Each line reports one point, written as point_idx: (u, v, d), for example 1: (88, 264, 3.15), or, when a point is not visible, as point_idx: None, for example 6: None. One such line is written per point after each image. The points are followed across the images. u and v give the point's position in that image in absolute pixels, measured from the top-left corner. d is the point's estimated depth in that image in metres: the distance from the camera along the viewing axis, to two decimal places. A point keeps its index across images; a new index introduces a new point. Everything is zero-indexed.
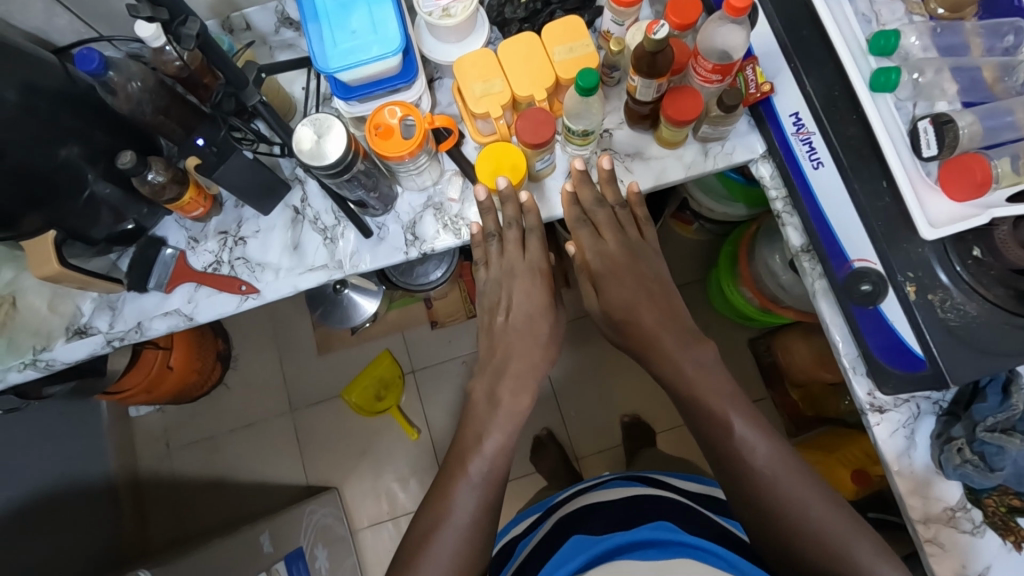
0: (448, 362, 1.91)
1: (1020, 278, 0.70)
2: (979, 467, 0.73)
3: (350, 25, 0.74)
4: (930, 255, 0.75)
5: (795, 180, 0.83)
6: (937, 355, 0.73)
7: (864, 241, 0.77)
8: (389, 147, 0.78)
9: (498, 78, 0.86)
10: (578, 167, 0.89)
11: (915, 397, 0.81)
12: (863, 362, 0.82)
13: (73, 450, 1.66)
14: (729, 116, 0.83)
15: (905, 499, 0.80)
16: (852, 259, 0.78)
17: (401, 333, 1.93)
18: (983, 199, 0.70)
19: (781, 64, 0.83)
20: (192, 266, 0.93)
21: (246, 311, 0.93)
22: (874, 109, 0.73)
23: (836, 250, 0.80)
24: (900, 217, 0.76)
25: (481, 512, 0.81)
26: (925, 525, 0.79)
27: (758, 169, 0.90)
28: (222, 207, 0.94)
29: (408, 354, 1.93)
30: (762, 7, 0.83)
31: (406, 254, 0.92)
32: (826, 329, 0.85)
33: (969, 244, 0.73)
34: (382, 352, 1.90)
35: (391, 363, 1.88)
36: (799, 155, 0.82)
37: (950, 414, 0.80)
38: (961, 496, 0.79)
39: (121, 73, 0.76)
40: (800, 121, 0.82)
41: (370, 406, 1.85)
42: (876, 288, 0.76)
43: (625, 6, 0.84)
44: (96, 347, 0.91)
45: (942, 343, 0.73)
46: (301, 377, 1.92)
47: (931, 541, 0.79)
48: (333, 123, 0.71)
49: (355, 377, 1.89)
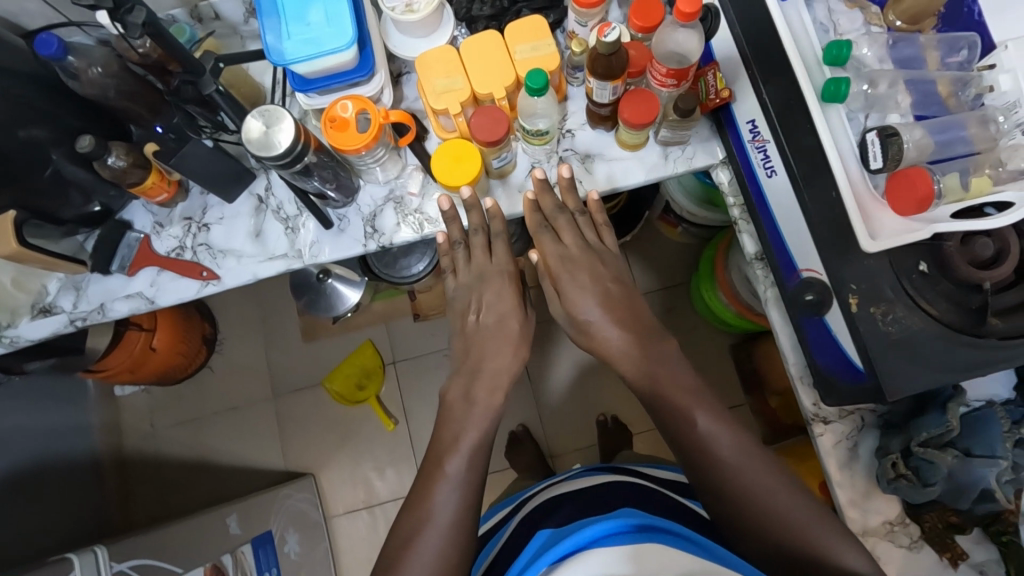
0: (431, 355, 1.93)
1: (964, 294, 0.72)
2: (913, 483, 0.73)
3: (306, 18, 0.75)
4: (878, 268, 0.74)
5: (751, 187, 0.85)
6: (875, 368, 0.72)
7: (810, 251, 0.77)
8: (345, 141, 0.79)
9: (459, 74, 0.86)
10: (538, 177, 0.89)
11: (859, 409, 0.81)
12: (809, 372, 0.82)
13: (58, 424, 1.71)
14: (687, 121, 0.84)
15: (844, 511, 0.80)
16: (801, 268, 0.79)
17: (384, 325, 1.95)
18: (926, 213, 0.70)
19: (740, 69, 0.82)
20: (156, 250, 0.94)
21: (207, 297, 0.95)
22: (823, 120, 0.73)
23: (786, 259, 0.81)
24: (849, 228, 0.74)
25: (462, 507, 0.81)
26: (864, 538, 0.79)
27: (718, 175, 0.91)
28: (188, 193, 0.96)
29: (391, 345, 1.94)
30: (723, 13, 0.83)
31: (365, 246, 0.93)
32: (776, 337, 0.86)
33: (917, 257, 0.74)
34: (365, 342, 1.92)
35: (373, 354, 1.92)
36: (755, 163, 0.82)
37: (892, 428, 0.79)
38: (901, 510, 0.79)
39: (83, 58, 0.77)
40: (755, 128, 0.81)
41: (351, 394, 1.88)
42: (820, 298, 0.76)
43: (587, 7, 0.85)
44: (60, 326, 0.94)
45: (880, 356, 0.72)
46: (285, 363, 1.94)
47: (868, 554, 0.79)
48: (282, 114, 0.72)
49: (338, 367, 1.92)
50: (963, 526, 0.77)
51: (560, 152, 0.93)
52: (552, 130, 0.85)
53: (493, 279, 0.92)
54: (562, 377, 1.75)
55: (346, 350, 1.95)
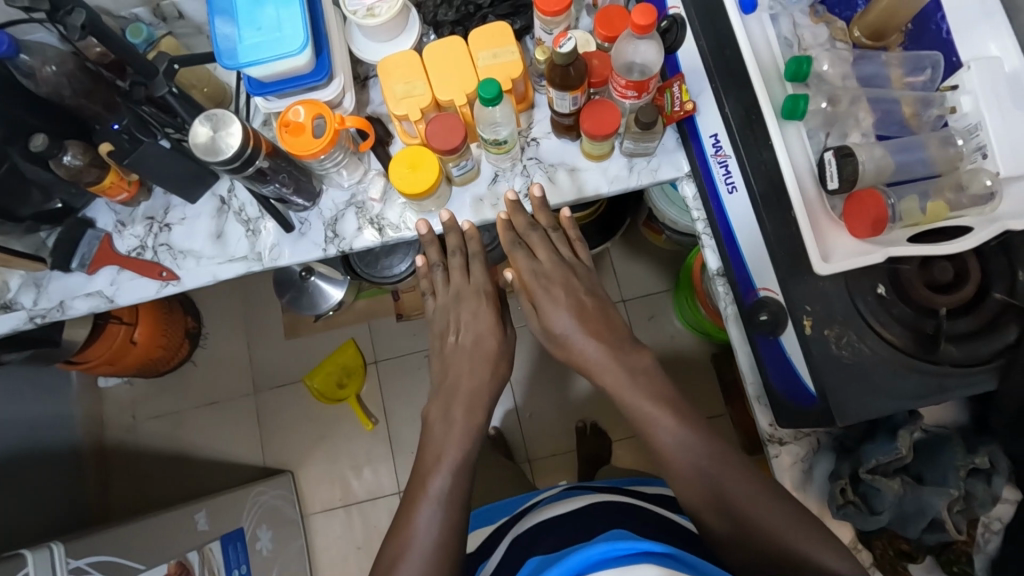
0: (413, 355, 1.92)
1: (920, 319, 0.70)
2: (860, 509, 0.72)
3: (259, 20, 0.74)
4: (834, 290, 0.72)
5: (712, 203, 0.83)
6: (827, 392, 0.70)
7: (768, 269, 0.76)
8: (300, 146, 0.78)
9: (421, 80, 0.86)
10: (510, 198, 0.88)
11: (815, 431, 0.80)
12: (765, 393, 0.81)
13: (38, 414, 1.71)
14: (649, 133, 0.82)
15: None
16: (758, 287, 0.78)
17: (367, 324, 1.94)
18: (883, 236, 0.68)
19: (704, 83, 0.81)
20: (117, 249, 0.94)
21: (166, 297, 0.94)
22: (782, 137, 0.71)
23: (744, 276, 0.80)
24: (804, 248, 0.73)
25: (446, 527, 0.75)
26: None
27: (683, 188, 0.90)
28: (151, 193, 0.95)
29: (373, 344, 1.94)
30: (687, 24, 0.81)
31: (325, 251, 0.92)
32: (734, 356, 0.84)
33: (875, 279, 0.72)
34: (347, 341, 1.92)
35: (354, 352, 1.91)
36: (717, 178, 0.81)
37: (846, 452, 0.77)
38: (852, 536, 0.77)
39: (36, 56, 0.76)
40: (718, 143, 0.80)
41: (331, 393, 1.88)
42: (774, 318, 0.75)
43: (551, 15, 0.84)
44: (20, 322, 0.94)
45: (832, 381, 0.70)
46: (267, 359, 1.94)
47: None
48: (230, 118, 0.71)
49: (319, 364, 1.91)
50: (914, 555, 0.74)
51: (524, 160, 0.92)
52: (510, 140, 0.83)
53: (470, 299, 0.91)
54: (542, 383, 1.75)
55: (329, 347, 1.95)
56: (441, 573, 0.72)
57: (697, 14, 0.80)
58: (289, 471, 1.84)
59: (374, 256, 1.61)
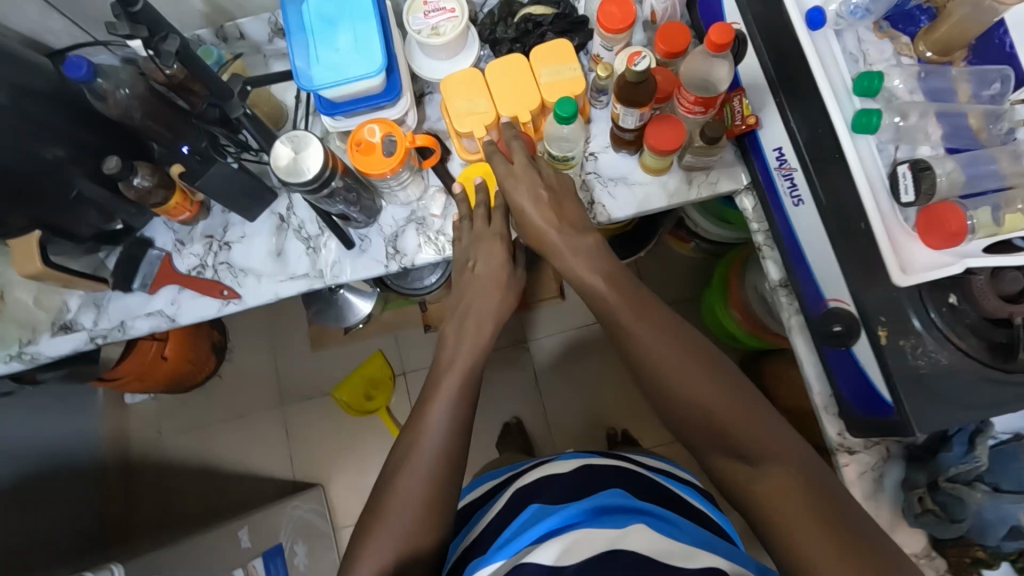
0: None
1: (992, 328, 0.71)
2: (940, 518, 0.73)
3: (334, 42, 0.75)
4: (905, 301, 0.74)
5: (777, 215, 0.85)
6: (904, 404, 0.71)
7: (839, 280, 0.77)
8: (371, 164, 0.78)
9: (483, 97, 0.86)
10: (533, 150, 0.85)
11: (885, 440, 0.81)
12: (835, 403, 0.82)
13: (67, 432, 1.70)
14: (713, 147, 0.83)
15: None
16: (828, 298, 0.79)
17: (394, 335, 1.94)
18: (959, 248, 0.69)
19: (767, 97, 0.82)
20: (177, 268, 0.94)
21: (227, 315, 0.94)
22: (854, 150, 0.72)
23: (812, 288, 0.81)
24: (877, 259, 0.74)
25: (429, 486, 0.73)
26: None
27: (741, 202, 0.91)
28: (209, 212, 0.96)
29: (400, 355, 1.94)
30: (750, 40, 0.83)
31: (386, 267, 0.93)
32: (800, 366, 0.86)
33: (945, 290, 0.73)
34: (374, 353, 1.92)
35: (382, 364, 1.91)
36: (782, 191, 0.83)
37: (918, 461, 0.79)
38: (926, 544, 0.79)
39: (110, 79, 0.76)
40: (782, 156, 0.81)
41: (359, 405, 1.88)
42: (848, 329, 0.76)
43: (613, 32, 0.84)
44: (80, 343, 0.93)
45: (909, 391, 0.72)
46: (294, 372, 1.94)
47: None
48: (310, 140, 0.72)
49: (348, 377, 1.92)
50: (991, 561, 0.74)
51: (583, 175, 0.92)
52: (578, 156, 0.85)
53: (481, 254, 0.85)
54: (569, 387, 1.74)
55: (356, 359, 1.95)
56: (421, 536, 0.72)
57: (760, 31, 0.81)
58: (320, 484, 1.84)
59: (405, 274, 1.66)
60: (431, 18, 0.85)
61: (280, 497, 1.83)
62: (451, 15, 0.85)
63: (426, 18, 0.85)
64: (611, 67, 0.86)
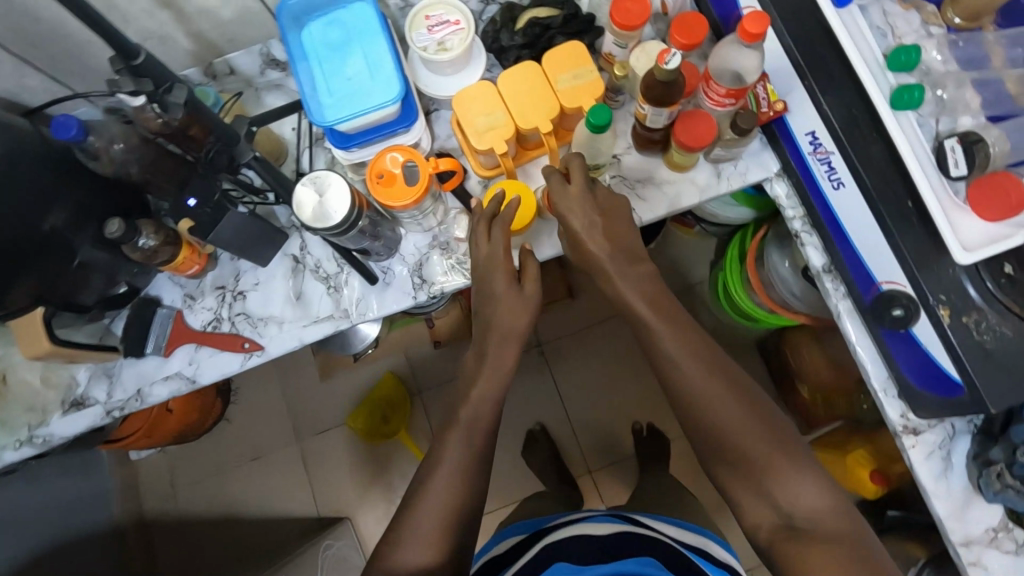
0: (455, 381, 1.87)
1: None
2: (1021, 492, 0.73)
3: (345, 71, 0.71)
4: (961, 275, 0.72)
5: (814, 199, 0.81)
6: (976, 381, 0.70)
7: (892, 262, 0.75)
8: (392, 195, 0.74)
9: (501, 109, 0.82)
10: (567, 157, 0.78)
11: (949, 419, 0.80)
12: (895, 385, 0.79)
13: (76, 499, 1.62)
14: (744, 138, 0.81)
15: (945, 523, 0.78)
16: (880, 281, 0.76)
17: (405, 356, 1.89)
18: (1018, 217, 0.67)
19: (793, 81, 0.81)
20: (190, 325, 0.88)
21: (250, 369, 0.89)
22: (898, 127, 0.70)
23: (863, 272, 0.77)
24: (929, 236, 0.73)
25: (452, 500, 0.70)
26: (967, 548, 0.78)
27: (773, 188, 0.87)
28: (217, 261, 0.90)
29: (413, 375, 1.89)
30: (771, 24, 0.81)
31: (415, 298, 0.88)
32: (852, 352, 0.82)
33: (1000, 260, 0.72)
34: (386, 374, 1.86)
35: (395, 387, 1.85)
36: (818, 175, 0.80)
37: (984, 434, 0.79)
38: (1002, 516, 0.78)
39: (101, 136, 0.70)
40: (817, 140, 0.80)
41: (377, 430, 1.83)
42: (908, 313, 0.73)
43: (627, 29, 0.80)
44: (95, 418, 0.87)
45: (979, 368, 0.70)
46: (305, 405, 1.87)
47: (974, 564, 0.77)
48: (332, 179, 0.68)
49: (360, 405, 1.85)
50: None
51: (608, 179, 0.88)
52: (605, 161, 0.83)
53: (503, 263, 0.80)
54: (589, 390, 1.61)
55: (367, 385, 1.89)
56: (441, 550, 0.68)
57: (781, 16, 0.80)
58: (347, 518, 1.78)
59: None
60: (435, 32, 0.81)
61: (308, 536, 1.77)
62: (456, 28, 0.81)
63: (430, 33, 0.81)
64: (626, 65, 0.84)
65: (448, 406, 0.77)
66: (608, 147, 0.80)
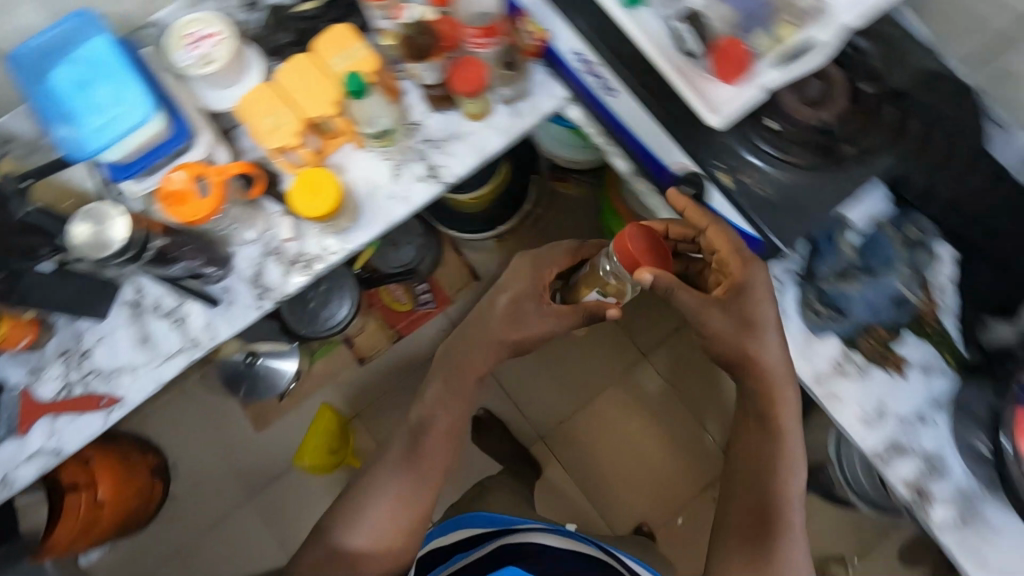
0: (390, 393, 1.88)
1: (815, 133, 0.81)
2: (831, 316, 0.93)
3: (96, 103, 0.75)
4: (735, 143, 0.83)
5: (597, 110, 0.91)
6: (767, 233, 0.82)
7: (671, 147, 0.84)
8: (189, 212, 0.79)
9: (283, 108, 0.84)
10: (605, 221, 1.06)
11: (775, 272, 0.95)
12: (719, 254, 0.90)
13: None
14: (516, 70, 0.88)
15: (795, 362, 0.93)
16: (670, 165, 0.87)
17: (333, 383, 1.88)
18: (755, 77, 0.73)
19: (548, 9, 0.84)
20: (41, 398, 0.87)
21: (116, 424, 0.87)
22: (633, 25, 0.75)
23: (655, 161, 0.90)
24: (688, 118, 0.81)
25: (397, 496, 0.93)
26: (818, 383, 0.93)
27: (571, 111, 0.94)
28: (53, 327, 0.88)
29: (348, 398, 1.88)
30: None
31: (260, 307, 0.89)
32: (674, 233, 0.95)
33: (760, 117, 0.82)
34: (320, 408, 1.85)
35: (331, 414, 1.84)
36: (593, 86, 0.87)
37: (805, 278, 0.95)
38: (840, 345, 0.93)
39: None
40: (580, 56, 0.85)
41: (325, 462, 1.81)
42: (696, 185, 0.86)
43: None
44: None
45: (764, 219, 0.82)
46: (248, 459, 1.84)
47: (827, 396, 0.92)
48: (106, 209, 0.76)
49: (304, 441, 1.83)
50: (890, 337, 0.93)
51: (416, 144, 0.91)
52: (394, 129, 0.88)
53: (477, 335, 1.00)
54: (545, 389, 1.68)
55: (302, 423, 1.87)
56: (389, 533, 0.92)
57: None
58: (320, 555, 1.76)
59: (314, 312, 1.71)
60: (197, 48, 0.82)
61: None
62: (215, 38, 0.82)
63: (191, 49, 0.82)
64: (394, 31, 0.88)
65: (418, 424, 0.98)
66: (391, 112, 0.86)
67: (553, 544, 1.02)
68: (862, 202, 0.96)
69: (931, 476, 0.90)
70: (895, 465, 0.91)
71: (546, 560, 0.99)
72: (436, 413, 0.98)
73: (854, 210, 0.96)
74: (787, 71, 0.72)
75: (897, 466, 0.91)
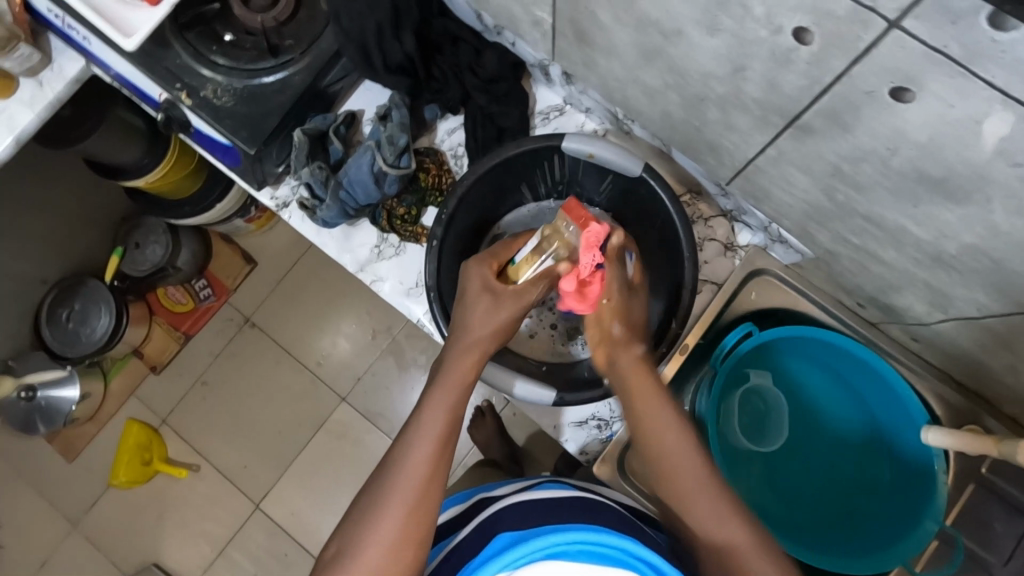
0: (192, 392, 1.50)
1: (497, 199, 0.82)
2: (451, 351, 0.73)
3: None
4: (421, 218, 0.85)
5: (284, 186, 0.86)
6: (441, 308, 0.73)
7: (369, 230, 0.85)
8: None
9: None
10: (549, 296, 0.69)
11: (419, 312, 0.84)
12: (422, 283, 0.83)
13: None
14: (267, 160, 0.78)
15: (529, 415, 0.82)
16: (379, 236, 0.85)
17: (133, 396, 1.50)
18: (379, 187, 0.79)
19: (187, 111, 0.77)
20: None
21: None
22: (272, 146, 0.78)
23: (364, 229, 0.85)
24: (349, 211, 0.81)
25: (415, 481, 0.55)
26: (572, 424, 0.82)
27: (277, 191, 0.86)
28: None
29: (150, 406, 1.50)
30: (103, 44, 0.77)
31: None
32: (390, 289, 0.85)
33: (429, 194, 0.84)
34: (125, 423, 1.46)
35: (139, 426, 1.46)
36: (286, 194, 0.86)
37: (429, 288, 0.73)
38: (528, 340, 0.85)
39: None
40: (228, 146, 0.78)
41: (140, 475, 1.44)
42: (399, 250, 0.85)
43: None
44: None
45: (456, 297, 0.78)
46: (53, 495, 1.46)
47: (590, 418, 0.82)
48: None
49: (116, 457, 1.45)
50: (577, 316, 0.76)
51: None
52: None
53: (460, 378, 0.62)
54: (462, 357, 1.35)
55: (101, 455, 1.47)
56: (417, 498, 0.55)
57: (107, 45, 0.76)
58: (151, 565, 1.41)
59: (73, 332, 1.36)
60: None
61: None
62: None
63: None
64: None
65: (395, 484, 0.55)
66: None
67: (541, 502, 0.58)
68: (539, 201, 0.87)
69: (594, 435, 0.82)
70: (566, 434, 0.82)
71: (550, 515, 0.55)
72: (415, 473, 0.55)
73: (517, 213, 0.88)
74: (392, 178, 0.79)
75: (566, 434, 0.82)
